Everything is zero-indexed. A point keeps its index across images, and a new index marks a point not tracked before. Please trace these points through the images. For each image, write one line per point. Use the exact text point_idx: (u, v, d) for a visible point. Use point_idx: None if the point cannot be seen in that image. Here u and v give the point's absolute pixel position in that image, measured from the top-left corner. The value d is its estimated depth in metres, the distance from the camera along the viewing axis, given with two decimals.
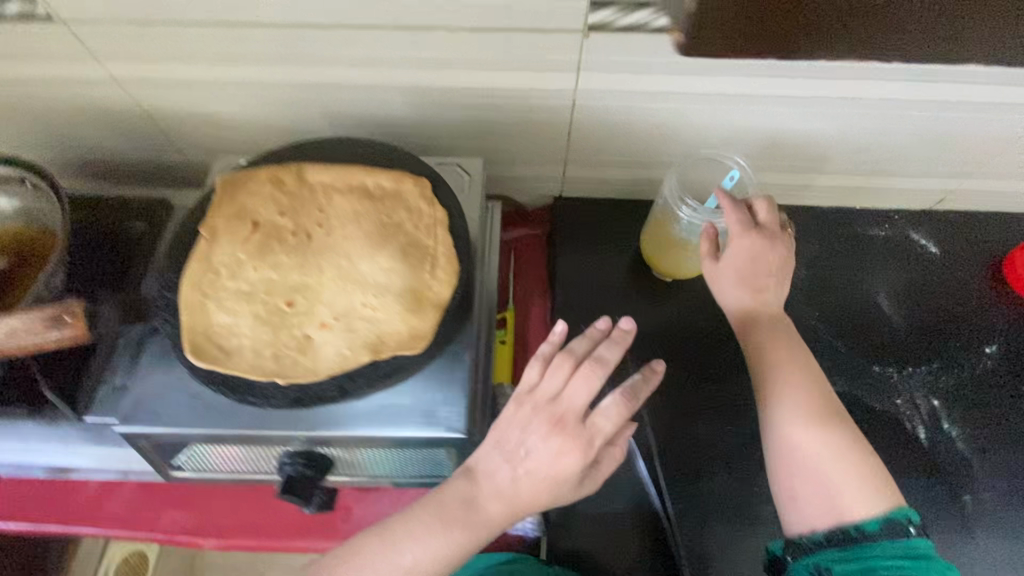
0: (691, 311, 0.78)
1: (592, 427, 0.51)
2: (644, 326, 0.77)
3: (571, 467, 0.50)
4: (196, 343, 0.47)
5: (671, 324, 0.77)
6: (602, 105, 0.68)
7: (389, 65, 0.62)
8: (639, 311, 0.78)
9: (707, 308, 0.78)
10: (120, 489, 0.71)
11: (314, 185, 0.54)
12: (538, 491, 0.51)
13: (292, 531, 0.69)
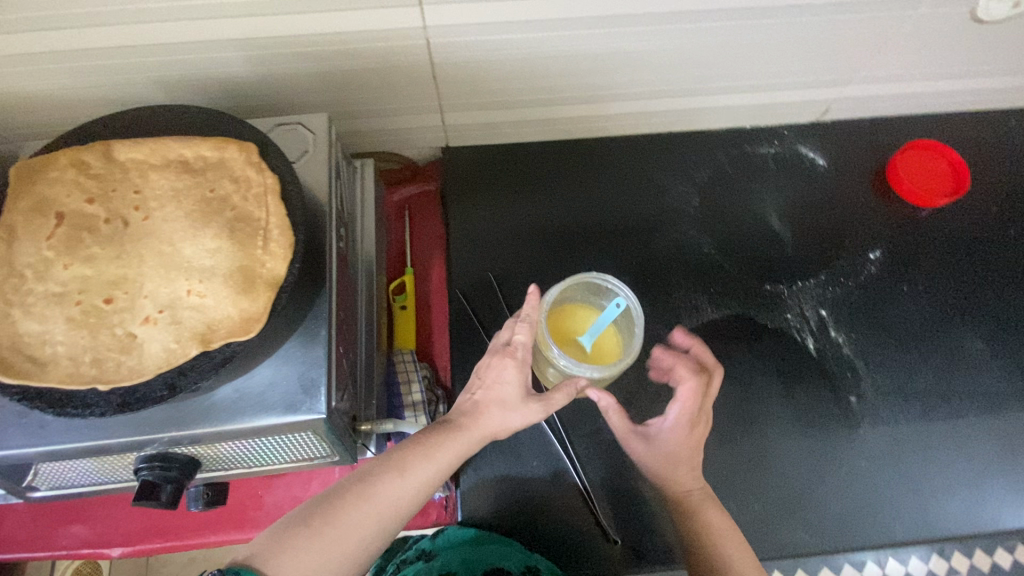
0: (592, 249, 0.75)
1: (513, 344, 0.52)
2: (545, 270, 0.74)
3: (514, 380, 0.50)
4: (0, 359, 0.42)
5: (572, 266, 0.74)
6: (460, 42, 0.61)
7: (201, 18, 0.54)
8: (541, 253, 0.75)
9: (606, 246, 0.75)
10: (7, 512, 0.66)
11: (128, 165, 0.49)
12: (492, 406, 0.50)
13: (203, 527, 0.66)
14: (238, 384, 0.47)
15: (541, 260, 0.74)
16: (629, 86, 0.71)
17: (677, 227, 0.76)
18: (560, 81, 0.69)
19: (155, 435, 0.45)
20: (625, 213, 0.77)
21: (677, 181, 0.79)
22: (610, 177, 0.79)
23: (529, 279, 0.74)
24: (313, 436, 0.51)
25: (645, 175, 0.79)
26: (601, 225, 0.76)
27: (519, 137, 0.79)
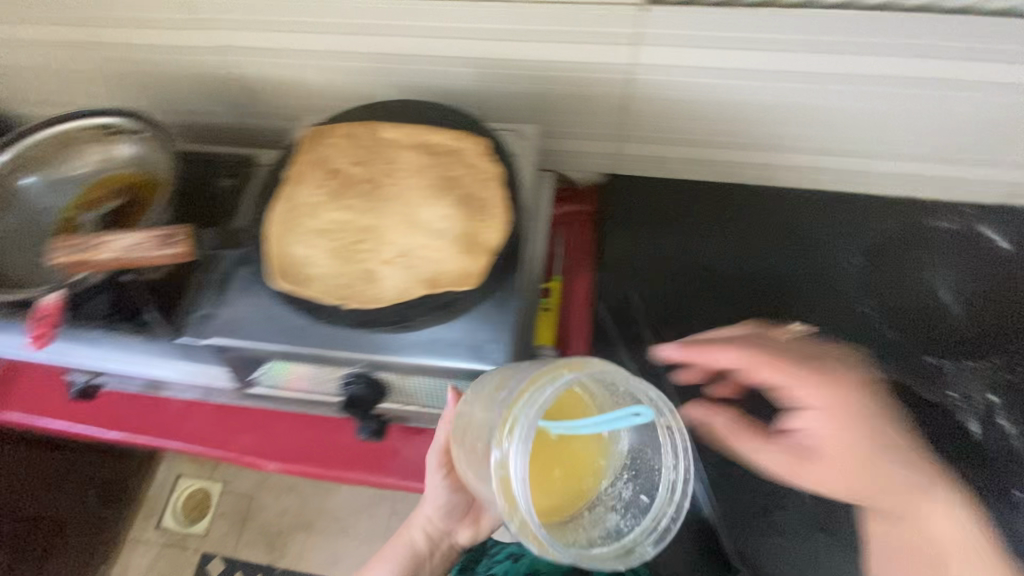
0: (740, 289, 0.77)
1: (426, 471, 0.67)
2: (690, 301, 0.78)
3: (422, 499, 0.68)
4: (279, 269, 0.53)
5: (717, 301, 0.77)
6: (660, 80, 0.69)
7: (457, 38, 0.69)
8: (688, 284, 0.79)
9: (754, 287, 0.77)
10: (200, 411, 0.80)
11: (386, 141, 0.60)
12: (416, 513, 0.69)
13: (343, 462, 0.75)
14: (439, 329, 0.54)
15: (687, 291, 0.79)
16: (801, 141, 0.75)
17: (832, 282, 0.76)
18: (738, 127, 0.75)
19: (369, 355, 0.54)
20: (778, 261, 0.78)
21: (840, 237, 0.79)
22: (769, 223, 0.81)
23: (671, 307, 0.78)
24: None
25: (806, 225, 0.80)
26: (752, 267, 0.78)
27: (681, 176, 0.85)
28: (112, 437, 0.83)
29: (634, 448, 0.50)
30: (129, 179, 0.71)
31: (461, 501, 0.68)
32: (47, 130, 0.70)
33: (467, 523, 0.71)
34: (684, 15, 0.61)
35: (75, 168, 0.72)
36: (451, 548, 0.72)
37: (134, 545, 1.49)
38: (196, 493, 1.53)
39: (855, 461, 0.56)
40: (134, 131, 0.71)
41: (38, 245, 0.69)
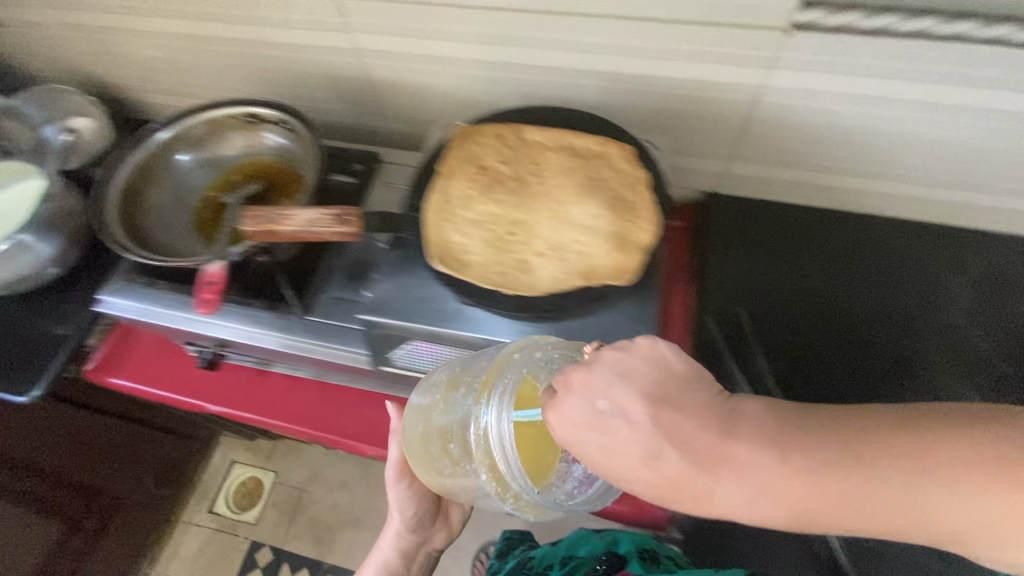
0: (846, 309, 0.77)
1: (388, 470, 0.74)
2: (796, 319, 0.78)
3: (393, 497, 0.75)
4: (439, 255, 0.56)
5: (827, 318, 0.77)
6: (785, 103, 0.71)
7: (591, 52, 0.72)
8: (793, 303, 0.79)
9: (865, 307, 0.77)
10: (307, 392, 0.86)
11: (531, 143, 0.63)
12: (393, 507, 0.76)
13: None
14: (585, 321, 0.54)
15: (792, 309, 0.78)
16: (922, 170, 0.75)
17: (935, 306, 0.76)
18: (858, 154, 0.76)
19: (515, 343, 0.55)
20: (891, 286, 0.77)
21: (937, 262, 0.79)
22: (867, 246, 0.81)
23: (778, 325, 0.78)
24: None
25: (903, 250, 0.80)
26: (856, 289, 0.78)
27: (785, 198, 0.86)
28: (214, 408, 0.86)
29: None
30: (274, 167, 0.77)
31: (430, 505, 0.77)
32: (201, 113, 0.75)
33: (438, 526, 0.80)
34: (829, 39, 0.62)
35: (222, 151, 0.78)
36: (430, 554, 0.80)
37: (186, 527, 1.52)
38: (248, 482, 1.56)
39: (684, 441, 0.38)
40: (280, 122, 0.75)
41: (185, 221, 0.74)
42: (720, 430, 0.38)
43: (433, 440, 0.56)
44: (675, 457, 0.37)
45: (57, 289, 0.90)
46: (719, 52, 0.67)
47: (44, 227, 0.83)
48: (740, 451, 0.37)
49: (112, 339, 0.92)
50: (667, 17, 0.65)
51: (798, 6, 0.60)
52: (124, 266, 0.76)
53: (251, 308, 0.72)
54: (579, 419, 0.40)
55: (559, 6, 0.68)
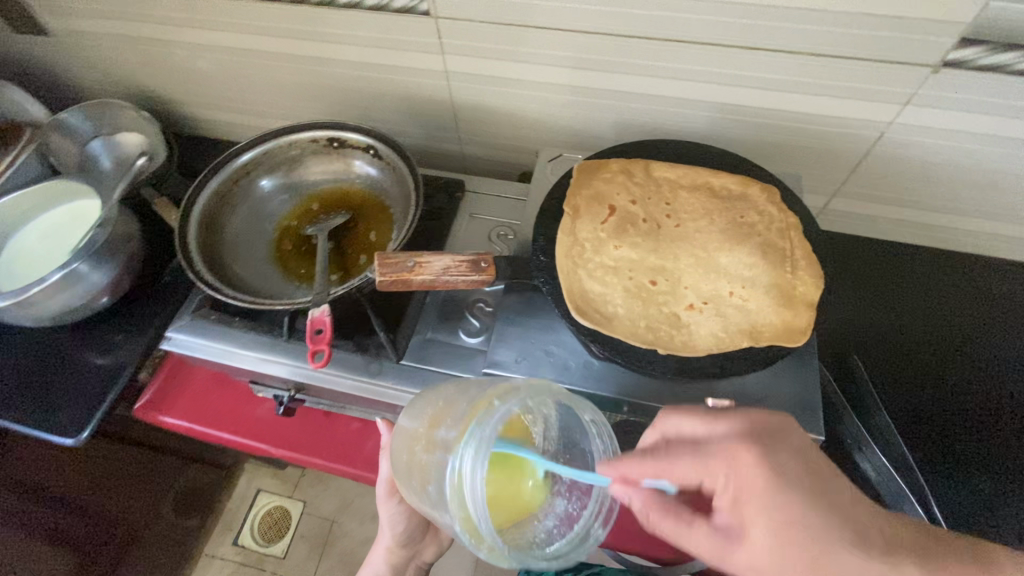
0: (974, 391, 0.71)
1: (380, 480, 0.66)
2: (913, 389, 0.72)
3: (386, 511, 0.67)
4: (580, 306, 0.50)
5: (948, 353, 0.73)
6: (913, 141, 0.67)
7: (707, 83, 0.67)
8: (913, 373, 0.73)
9: (991, 347, 0.72)
10: (381, 437, 0.80)
11: (660, 180, 0.58)
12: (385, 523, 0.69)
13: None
14: (737, 384, 0.51)
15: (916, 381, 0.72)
16: None
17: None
18: (980, 196, 0.70)
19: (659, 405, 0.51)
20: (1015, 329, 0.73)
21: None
22: (1001, 317, 0.74)
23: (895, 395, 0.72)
24: None
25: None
26: (992, 368, 0.71)
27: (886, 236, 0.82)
28: (277, 452, 0.79)
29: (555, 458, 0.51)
30: (358, 196, 0.71)
31: (420, 522, 0.70)
32: (284, 137, 0.70)
33: (426, 541, 0.73)
34: (978, 78, 0.58)
35: (303, 177, 0.72)
36: (417, 565, 0.74)
37: (209, 560, 1.43)
38: (275, 512, 1.48)
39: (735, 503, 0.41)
40: (370, 148, 0.71)
41: (262, 252, 0.68)
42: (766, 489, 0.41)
43: (414, 471, 0.51)
44: (731, 513, 0.41)
45: (105, 320, 0.83)
46: (850, 86, 0.63)
47: (101, 255, 0.76)
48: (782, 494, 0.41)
49: (162, 374, 0.85)
50: (797, 49, 0.61)
51: (955, 43, 0.56)
52: (195, 300, 0.70)
53: (338, 352, 0.64)
54: (668, 516, 0.42)
55: (682, 35, 0.63)
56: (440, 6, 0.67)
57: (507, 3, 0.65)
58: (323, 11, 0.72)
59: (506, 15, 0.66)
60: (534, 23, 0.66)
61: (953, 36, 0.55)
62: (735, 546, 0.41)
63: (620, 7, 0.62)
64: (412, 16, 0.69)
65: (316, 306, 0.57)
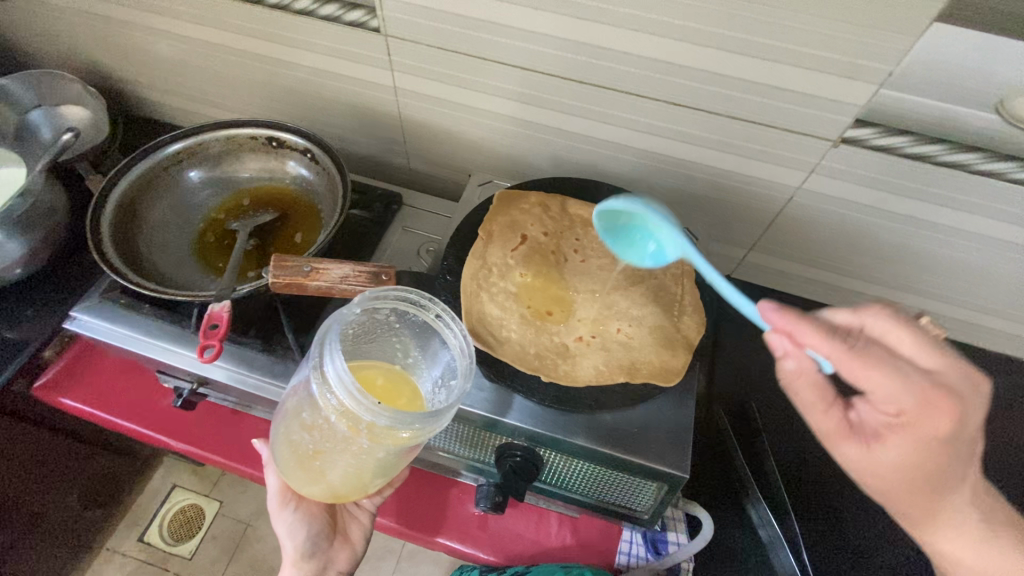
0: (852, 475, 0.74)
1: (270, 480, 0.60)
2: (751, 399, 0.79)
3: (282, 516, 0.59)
4: (474, 327, 0.52)
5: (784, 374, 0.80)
6: (818, 208, 0.72)
7: (636, 130, 0.71)
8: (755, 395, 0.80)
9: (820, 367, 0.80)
10: None
11: (574, 217, 0.61)
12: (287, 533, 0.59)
13: (429, 529, 0.70)
14: (618, 417, 0.51)
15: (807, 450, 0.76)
16: (935, 290, 0.76)
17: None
18: (876, 264, 0.76)
19: (544, 432, 0.50)
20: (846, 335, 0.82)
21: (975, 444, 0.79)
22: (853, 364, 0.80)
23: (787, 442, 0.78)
24: (651, 491, 0.53)
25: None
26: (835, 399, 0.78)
27: (798, 292, 0.87)
28: (178, 445, 0.78)
29: (422, 366, 0.51)
30: (290, 197, 0.72)
31: (326, 525, 0.61)
32: (222, 131, 0.71)
33: (340, 544, 0.62)
34: (873, 156, 0.62)
35: (236, 172, 0.73)
36: None
37: (111, 556, 1.37)
38: (188, 510, 1.43)
39: (921, 449, 0.43)
40: (306, 151, 0.71)
41: (182, 241, 0.68)
42: (909, 446, 0.43)
43: (295, 430, 0.49)
44: (891, 445, 0.44)
45: (14, 292, 0.80)
46: (764, 150, 0.67)
47: (17, 225, 0.74)
48: (917, 445, 0.43)
49: (69, 355, 0.83)
50: (716, 110, 0.65)
51: (851, 123, 0.61)
52: (107, 282, 0.69)
53: (243, 350, 0.64)
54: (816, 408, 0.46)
55: (613, 83, 0.66)
56: (390, 26, 0.69)
57: (454, 32, 0.67)
58: (279, 15, 0.73)
59: (453, 43, 0.69)
60: (481, 54, 0.69)
61: (850, 116, 0.60)
62: (852, 441, 0.46)
63: (557, 50, 0.65)
64: (363, 30, 0.71)
65: (218, 302, 0.57)
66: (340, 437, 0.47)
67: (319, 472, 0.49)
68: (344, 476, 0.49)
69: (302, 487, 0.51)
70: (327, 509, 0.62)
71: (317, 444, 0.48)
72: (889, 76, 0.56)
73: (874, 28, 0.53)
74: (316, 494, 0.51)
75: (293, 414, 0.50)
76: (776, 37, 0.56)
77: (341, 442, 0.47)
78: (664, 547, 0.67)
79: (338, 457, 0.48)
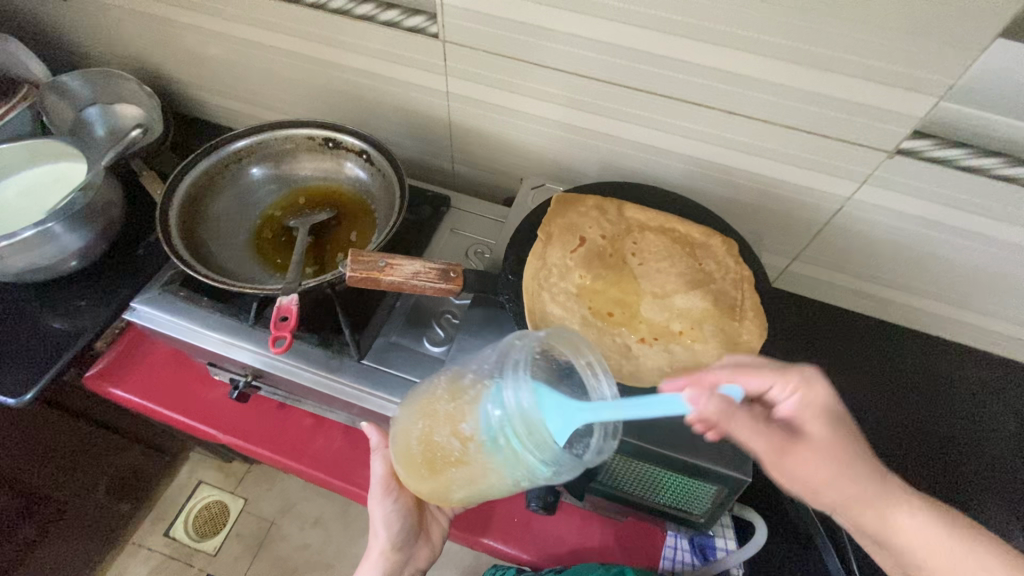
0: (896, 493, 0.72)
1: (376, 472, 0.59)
2: None
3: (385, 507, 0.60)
4: (540, 326, 0.53)
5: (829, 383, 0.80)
6: (867, 219, 0.72)
7: (687, 137, 0.72)
8: None
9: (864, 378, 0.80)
10: (330, 438, 0.80)
11: (631, 221, 0.62)
12: (383, 522, 0.60)
13: (473, 529, 0.70)
14: (680, 420, 0.52)
15: None
16: (984, 302, 0.76)
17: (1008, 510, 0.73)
18: (922, 276, 0.76)
19: None
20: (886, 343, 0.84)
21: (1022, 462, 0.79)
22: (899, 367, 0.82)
23: None
24: (711, 495, 0.53)
25: (991, 450, 0.76)
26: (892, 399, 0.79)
27: (839, 302, 0.87)
28: (226, 438, 0.79)
29: None
30: (346, 196, 0.74)
31: (415, 519, 0.63)
32: (282, 131, 0.73)
33: (421, 543, 0.64)
34: (928, 168, 0.63)
35: (294, 171, 0.74)
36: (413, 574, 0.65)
37: (136, 549, 1.38)
38: (214, 506, 1.44)
39: None
40: (363, 152, 0.73)
41: (242, 237, 0.70)
42: None
43: (437, 432, 0.49)
44: None
45: (70, 284, 0.82)
46: (816, 160, 0.68)
47: (78, 218, 0.76)
48: None
49: (119, 346, 0.84)
50: (770, 119, 0.66)
51: (907, 134, 0.62)
52: (167, 275, 0.71)
53: (300, 345, 0.65)
54: None
55: (668, 90, 0.67)
56: (448, 31, 0.71)
57: (511, 37, 0.69)
58: (339, 19, 0.75)
59: (509, 49, 0.70)
60: (534, 60, 0.70)
61: (907, 128, 0.61)
62: None
63: (611, 56, 0.66)
64: (421, 36, 0.73)
65: (285, 294, 0.58)
66: (488, 456, 0.47)
67: (445, 477, 0.50)
68: (467, 488, 0.50)
69: (419, 484, 0.52)
70: (417, 504, 0.63)
71: (461, 453, 0.49)
72: (950, 88, 0.56)
73: (939, 40, 0.53)
74: (426, 492, 0.53)
75: (441, 414, 0.50)
76: (836, 48, 0.57)
77: (485, 459, 0.48)
78: (712, 553, 0.67)
79: (474, 472, 0.49)
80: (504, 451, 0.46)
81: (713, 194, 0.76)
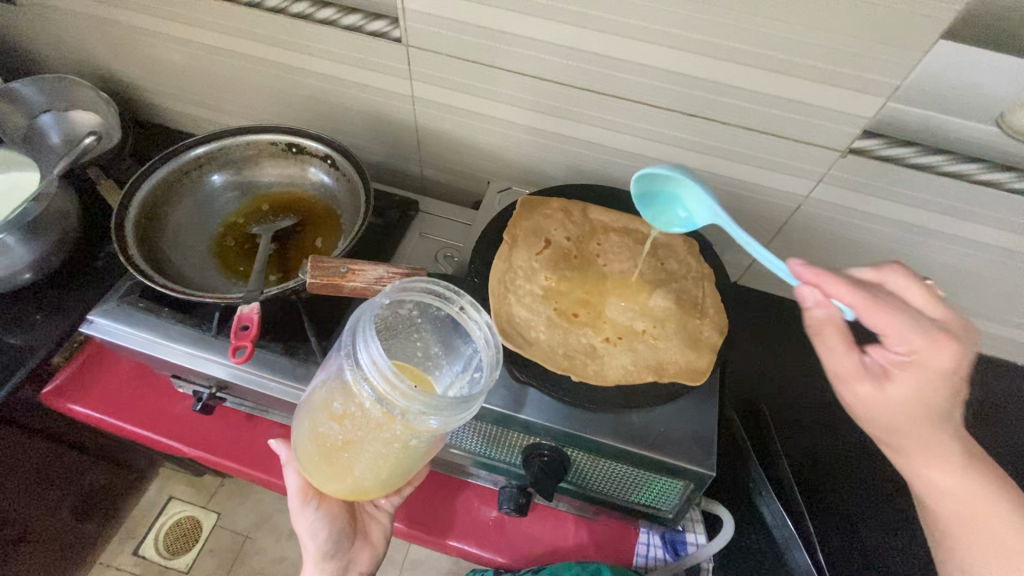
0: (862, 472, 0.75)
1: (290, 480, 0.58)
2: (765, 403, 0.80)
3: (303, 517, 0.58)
4: (505, 328, 0.54)
5: (795, 377, 0.82)
6: (824, 217, 0.74)
7: (650, 139, 0.73)
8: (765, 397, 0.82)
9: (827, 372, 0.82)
10: None
11: (594, 222, 0.63)
12: (311, 531, 0.59)
13: (447, 534, 0.70)
14: (645, 418, 0.53)
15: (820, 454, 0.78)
16: (937, 295, 0.79)
17: None
18: None
19: (571, 432, 0.51)
20: None
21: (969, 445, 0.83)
22: None
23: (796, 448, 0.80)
24: (679, 490, 0.54)
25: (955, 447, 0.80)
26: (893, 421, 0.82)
27: None
28: (189, 452, 0.77)
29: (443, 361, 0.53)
30: (310, 202, 0.73)
31: (346, 524, 0.61)
32: (244, 136, 0.72)
33: (361, 544, 0.63)
34: (879, 166, 0.65)
35: (256, 177, 0.73)
36: None
37: (105, 570, 1.33)
38: (185, 522, 1.40)
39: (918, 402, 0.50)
40: (327, 157, 0.72)
41: (203, 245, 0.68)
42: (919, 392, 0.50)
43: (324, 420, 0.50)
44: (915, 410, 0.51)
45: (23, 297, 0.79)
46: (774, 160, 0.70)
47: (31, 229, 0.74)
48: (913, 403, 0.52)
49: (78, 360, 0.82)
50: (728, 121, 0.67)
51: (858, 134, 0.64)
52: (126, 286, 0.69)
53: (266, 353, 0.64)
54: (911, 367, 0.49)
55: (630, 93, 0.68)
56: (412, 36, 0.71)
57: (473, 41, 0.69)
58: (300, 24, 0.74)
59: (472, 54, 0.71)
60: (497, 64, 0.71)
61: (857, 128, 0.63)
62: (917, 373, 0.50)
63: (573, 60, 0.67)
64: (384, 40, 0.73)
65: (246, 303, 0.58)
66: (371, 423, 0.48)
67: (343, 466, 0.50)
68: (371, 470, 0.50)
69: (327, 482, 0.51)
70: (346, 509, 0.62)
71: (347, 434, 0.49)
72: (896, 89, 0.59)
73: (884, 43, 0.55)
74: (338, 489, 0.52)
75: (324, 403, 0.51)
76: (788, 52, 0.59)
77: (371, 430, 0.48)
78: (683, 548, 0.67)
79: (366, 446, 0.49)
80: (384, 415, 0.47)
81: (677, 194, 0.77)
